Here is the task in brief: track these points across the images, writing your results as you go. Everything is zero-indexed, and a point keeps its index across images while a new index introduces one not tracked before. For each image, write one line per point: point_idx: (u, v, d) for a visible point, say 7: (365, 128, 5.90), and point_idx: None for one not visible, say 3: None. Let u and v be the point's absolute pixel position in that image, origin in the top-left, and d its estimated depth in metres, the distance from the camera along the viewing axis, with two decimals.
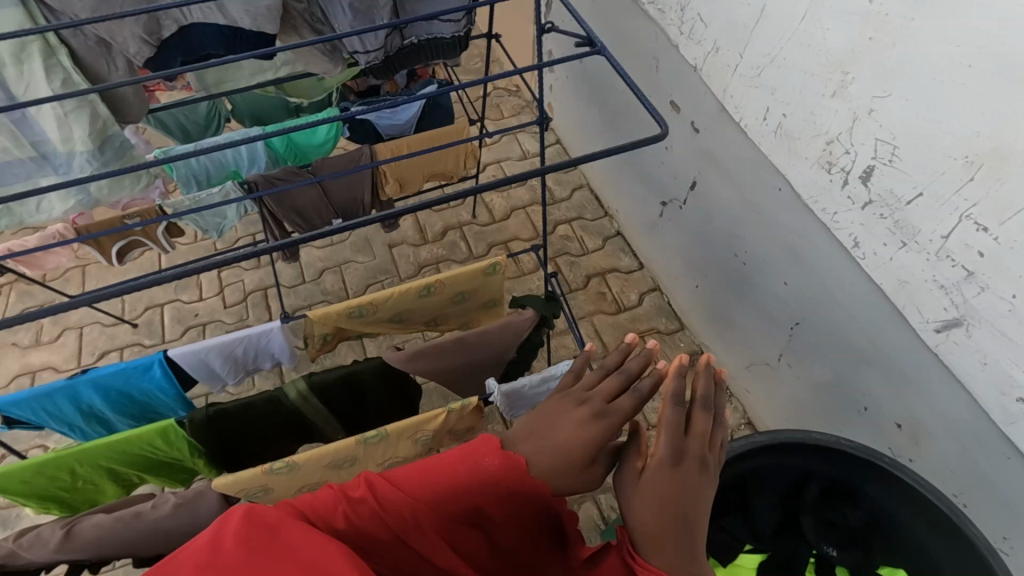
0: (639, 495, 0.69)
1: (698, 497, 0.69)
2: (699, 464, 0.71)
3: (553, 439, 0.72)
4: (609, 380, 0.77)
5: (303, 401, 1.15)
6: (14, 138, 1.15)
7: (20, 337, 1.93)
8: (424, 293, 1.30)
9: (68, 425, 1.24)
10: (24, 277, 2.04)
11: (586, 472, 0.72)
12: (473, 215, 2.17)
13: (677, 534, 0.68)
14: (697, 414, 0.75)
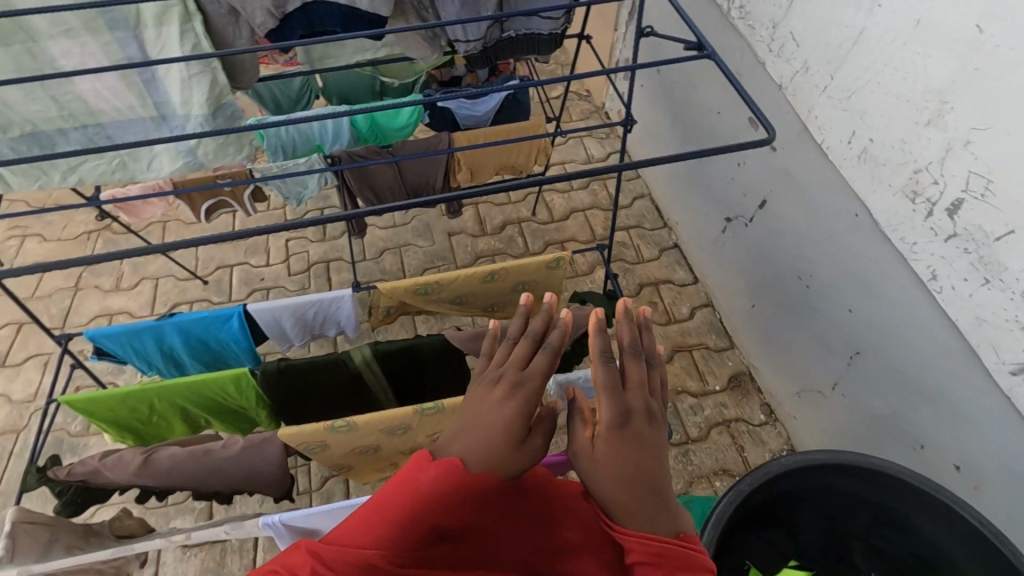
0: (599, 470, 0.56)
1: (660, 453, 0.58)
2: (647, 414, 0.59)
3: (472, 427, 0.56)
4: (522, 345, 0.63)
5: (366, 366, 1.21)
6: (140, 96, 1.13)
7: (102, 281, 2.06)
8: (489, 279, 1.34)
9: (148, 364, 1.33)
10: (112, 226, 2.18)
11: (524, 459, 0.55)
12: (533, 213, 2.21)
13: (652, 502, 0.57)
14: (630, 362, 0.63)
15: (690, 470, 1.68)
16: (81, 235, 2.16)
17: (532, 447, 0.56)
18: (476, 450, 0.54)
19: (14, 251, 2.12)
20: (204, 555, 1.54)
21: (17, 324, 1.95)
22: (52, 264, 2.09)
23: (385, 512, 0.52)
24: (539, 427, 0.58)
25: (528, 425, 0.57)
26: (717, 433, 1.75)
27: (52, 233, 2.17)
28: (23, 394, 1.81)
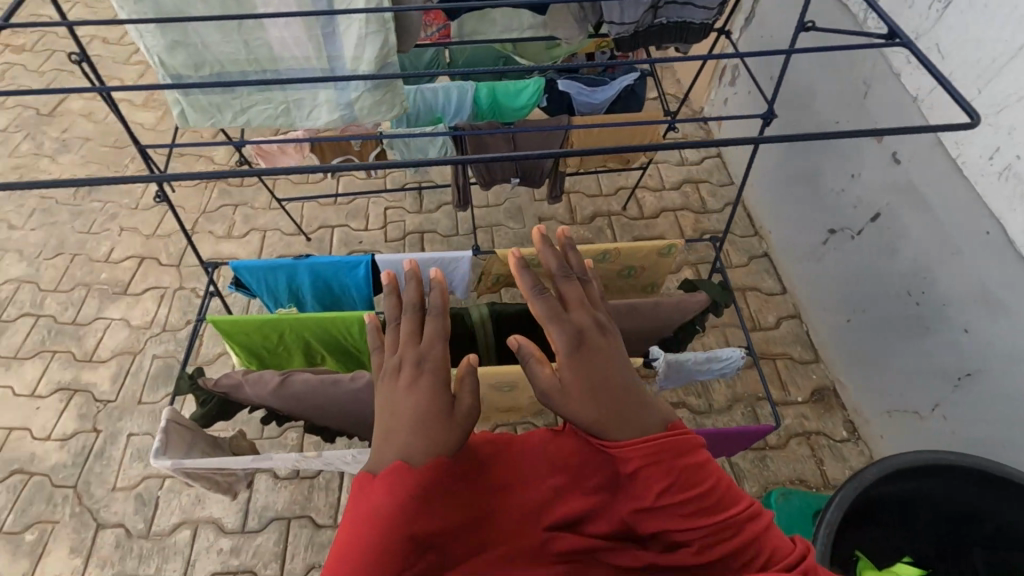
0: (568, 397, 0.65)
1: (616, 357, 0.69)
2: (593, 325, 0.70)
3: (399, 413, 0.64)
4: (408, 322, 0.72)
5: (480, 325, 1.27)
6: (317, 47, 1.13)
7: (216, 228, 2.20)
8: (599, 259, 1.39)
9: (274, 301, 1.44)
10: (227, 178, 2.32)
11: (455, 424, 0.63)
12: (624, 208, 2.23)
13: (630, 409, 0.66)
14: (564, 290, 0.74)
15: (766, 475, 1.67)
16: (200, 184, 2.31)
17: (461, 404, 0.65)
18: (406, 437, 0.62)
19: (140, 191, 2.29)
20: (293, 488, 1.64)
21: (139, 258, 2.11)
22: (173, 206, 2.25)
23: (349, 547, 0.55)
24: (463, 389, 0.67)
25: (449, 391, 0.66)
26: (795, 443, 1.73)
27: (174, 178, 2.33)
28: (141, 321, 1.96)
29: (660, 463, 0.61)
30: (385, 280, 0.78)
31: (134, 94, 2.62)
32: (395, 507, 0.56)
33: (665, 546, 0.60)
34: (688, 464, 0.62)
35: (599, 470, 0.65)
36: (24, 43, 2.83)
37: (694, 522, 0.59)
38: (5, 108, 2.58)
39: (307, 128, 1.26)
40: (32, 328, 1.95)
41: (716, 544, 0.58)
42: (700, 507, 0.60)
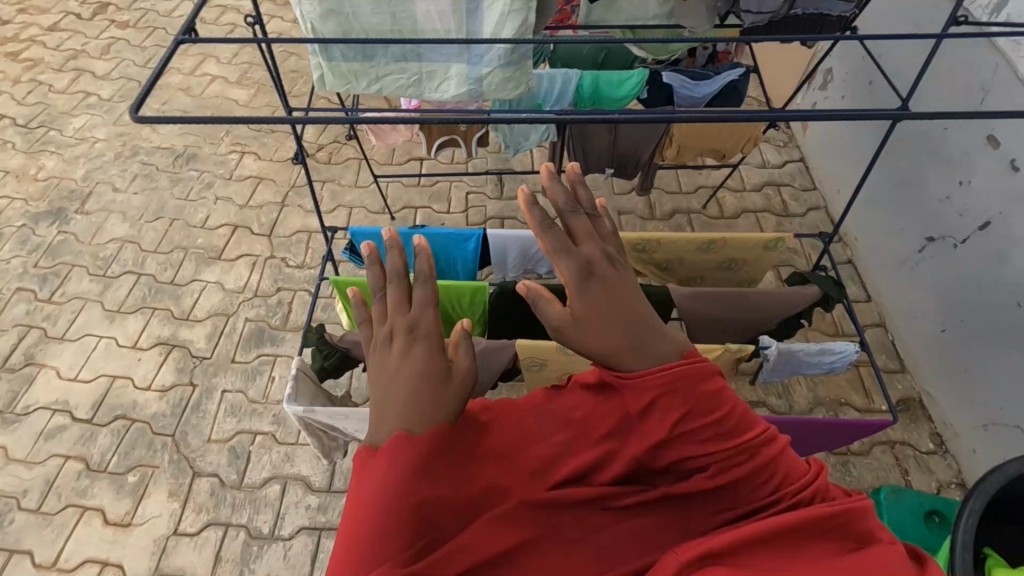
0: (586, 332, 0.68)
1: (628, 290, 0.70)
2: (602, 257, 0.71)
3: (395, 390, 0.62)
4: (395, 292, 0.69)
5: None
6: (458, 21, 1.18)
7: (305, 202, 2.28)
8: (705, 249, 1.41)
9: None
10: (316, 156, 2.41)
11: (454, 388, 0.62)
12: (704, 206, 2.23)
13: (646, 342, 0.69)
14: (572, 225, 0.75)
15: (848, 481, 1.65)
16: (290, 160, 2.40)
17: (462, 368, 0.64)
18: (404, 409, 0.60)
19: (234, 164, 2.39)
20: None
21: (233, 226, 2.20)
22: (265, 179, 2.34)
23: (355, 526, 0.55)
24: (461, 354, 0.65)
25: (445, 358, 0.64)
26: (879, 451, 1.70)
27: (266, 153, 2.42)
28: (235, 285, 2.05)
29: (673, 396, 0.65)
30: (365, 251, 0.72)
31: (230, 72, 2.73)
32: (404, 475, 0.56)
33: (680, 476, 0.63)
34: (703, 393, 0.66)
35: (609, 416, 0.66)
36: (128, 20, 2.98)
37: (708, 448, 0.62)
38: (110, 79, 2.72)
39: (433, 100, 1.31)
40: (134, 285, 2.06)
41: (730, 468, 0.62)
42: (709, 433, 0.63)
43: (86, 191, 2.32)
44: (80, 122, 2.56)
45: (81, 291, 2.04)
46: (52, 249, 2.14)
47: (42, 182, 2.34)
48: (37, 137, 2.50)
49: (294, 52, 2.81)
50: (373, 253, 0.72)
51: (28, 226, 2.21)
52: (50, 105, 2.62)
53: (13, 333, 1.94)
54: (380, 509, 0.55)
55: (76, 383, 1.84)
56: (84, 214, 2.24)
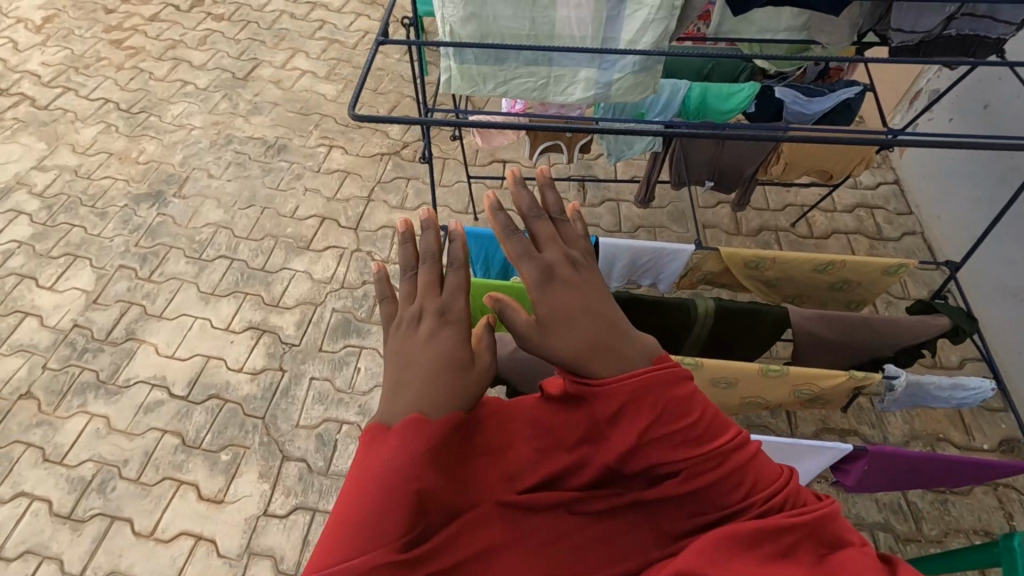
0: (552, 334, 0.72)
1: (596, 291, 0.75)
2: (564, 261, 0.77)
3: (413, 370, 0.67)
4: (426, 274, 0.77)
5: (705, 318, 1.27)
6: (597, 26, 1.19)
7: (390, 198, 2.31)
8: (821, 271, 1.37)
9: (485, 271, 1.49)
10: (401, 153, 2.45)
11: (473, 373, 0.67)
12: (792, 225, 2.18)
13: (614, 345, 0.72)
14: (542, 229, 0.82)
15: (947, 520, 1.57)
16: (376, 155, 2.45)
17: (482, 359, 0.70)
18: (422, 386, 0.66)
19: (323, 157, 2.45)
20: None
21: (321, 218, 2.26)
22: (352, 174, 2.39)
23: (354, 505, 0.59)
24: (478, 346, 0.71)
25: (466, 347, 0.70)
26: (981, 491, 1.62)
27: (353, 148, 2.48)
28: (322, 275, 2.10)
29: (648, 398, 0.68)
30: (404, 225, 0.81)
31: (318, 67, 2.80)
32: (404, 463, 0.60)
33: (650, 480, 0.68)
34: (675, 397, 0.69)
35: (585, 419, 0.70)
36: (223, 13, 3.09)
37: (684, 453, 0.66)
38: (206, 69, 2.83)
39: (557, 103, 1.33)
40: (227, 270, 2.13)
41: (700, 475, 0.66)
42: (686, 441, 0.67)
43: (184, 176, 2.41)
44: (178, 109, 2.66)
45: (178, 272, 2.12)
46: (151, 230, 2.24)
47: (143, 166, 2.45)
48: (138, 122, 2.61)
49: (380, 50, 2.86)
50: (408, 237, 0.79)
51: (130, 206, 2.31)
52: (151, 92, 2.74)
53: (115, 308, 2.03)
54: (376, 497, 0.58)
55: (173, 360, 1.91)
56: (181, 198, 2.34)
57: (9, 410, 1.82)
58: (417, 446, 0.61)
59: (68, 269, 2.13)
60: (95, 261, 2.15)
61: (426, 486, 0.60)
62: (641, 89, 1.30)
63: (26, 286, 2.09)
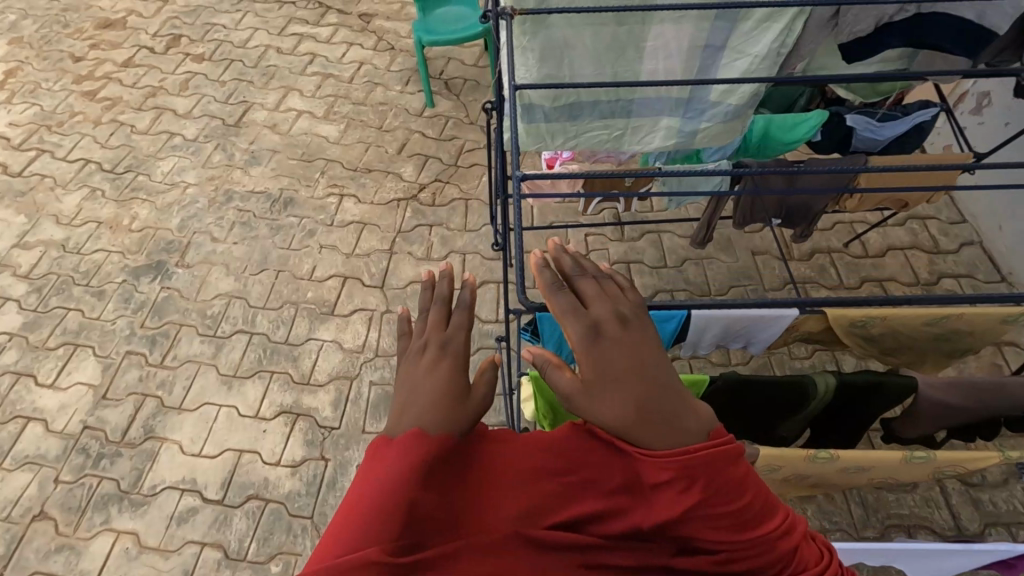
0: (593, 397, 0.62)
1: (644, 348, 0.64)
2: (613, 317, 0.65)
3: (415, 399, 0.60)
4: (435, 309, 0.69)
5: (824, 395, 1.13)
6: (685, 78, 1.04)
7: (415, 249, 2.14)
8: (932, 324, 1.24)
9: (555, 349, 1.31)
10: (419, 197, 2.28)
11: (473, 405, 0.60)
12: (845, 245, 2.06)
13: (659, 409, 0.61)
14: (583, 283, 0.69)
15: None
16: (392, 202, 2.27)
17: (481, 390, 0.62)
18: (421, 410, 0.59)
19: (334, 208, 2.27)
20: None
21: (343, 277, 2.08)
22: (369, 225, 2.21)
23: (357, 502, 0.53)
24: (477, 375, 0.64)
25: (465, 380, 0.62)
26: None
27: (366, 195, 2.30)
28: (354, 344, 1.93)
29: (696, 480, 0.59)
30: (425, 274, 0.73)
31: (315, 106, 2.60)
32: (403, 477, 0.54)
33: (682, 549, 0.58)
34: (726, 479, 0.60)
35: (621, 469, 0.61)
36: (203, 52, 2.87)
37: (727, 535, 0.58)
38: (193, 117, 2.61)
39: (631, 153, 1.18)
40: (247, 347, 1.94)
41: (739, 560, 0.58)
42: (733, 524, 0.58)
43: (185, 241, 2.21)
44: (168, 165, 2.45)
45: (193, 354, 1.93)
46: (157, 307, 2.04)
47: (138, 234, 2.24)
48: (126, 183, 2.40)
49: (379, 82, 2.67)
50: (432, 278, 0.72)
51: (130, 282, 2.11)
52: (135, 147, 2.51)
53: (128, 402, 1.84)
54: (370, 509, 0.52)
55: (201, 459, 1.73)
56: (185, 267, 2.14)
57: (23, 535, 1.62)
58: (424, 459, 0.56)
59: (70, 362, 1.93)
60: (98, 349, 1.95)
61: (424, 501, 0.54)
62: (725, 132, 1.13)
63: (24, 386, 1.88)
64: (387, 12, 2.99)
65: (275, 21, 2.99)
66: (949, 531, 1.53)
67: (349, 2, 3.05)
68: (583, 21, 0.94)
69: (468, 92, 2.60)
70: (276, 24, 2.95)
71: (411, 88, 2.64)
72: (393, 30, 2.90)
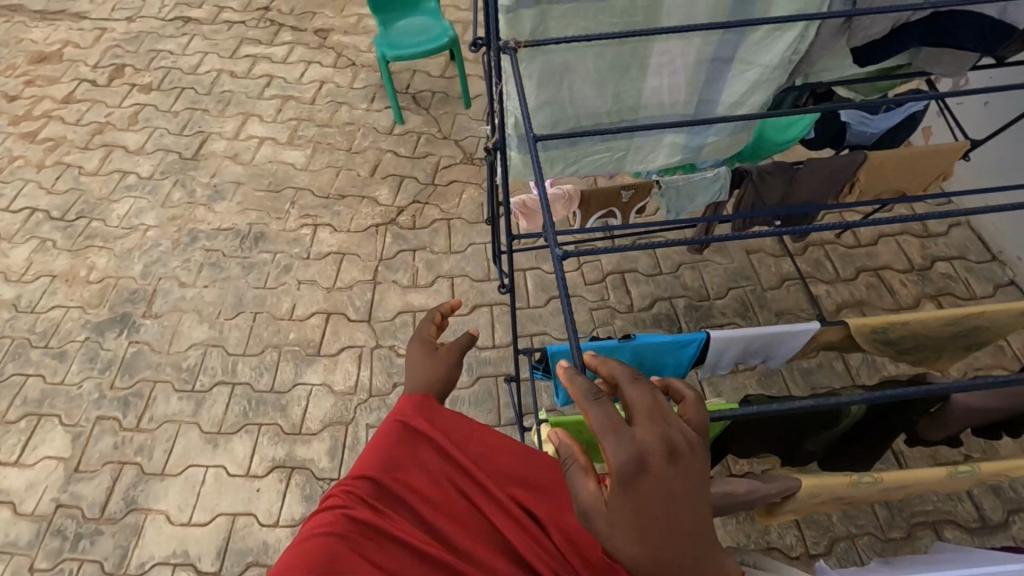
0: (616, 529, 0.57)
1: (685, 490, 0.57)
2: (661, 449, 0.57)
3: (416, 369, 0.96)
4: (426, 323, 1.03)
5: (858, 412, 1.08)
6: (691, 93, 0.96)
7: (400, 277, 2.04)
8: (953, 324, 1.20)
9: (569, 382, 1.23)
10: (398, 221, 2.17)
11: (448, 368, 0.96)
12: (838, 236, 2.03)
13: (681, 559, 0.56)
14: (633, 396, 0.61)
15: None
16: (370, 228, 2.16)
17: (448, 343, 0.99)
18: (421, 377, 0.95)
19: (309, 240, 2.14)
20: None
21: (326, 314, 1.96)
22: (348, 255, 2.10)
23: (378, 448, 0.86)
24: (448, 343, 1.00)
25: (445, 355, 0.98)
26: None
27: (342, 223, 2.18)
28: (345, 386, 1.82)
29: None
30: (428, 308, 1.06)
31: (278, 131, 2.46)
32: (404, 438, 0.87)
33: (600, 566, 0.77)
34: None
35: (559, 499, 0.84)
36: (150, 82, 2.69)
37: None
38: (146, 153, 2.44)
39: (635, 173, 1.11)
40: (230, 399, 1.81)
41: None
42: None
43: (150, 289, 2.06)
44: (124, 208, 2.28)
45: (172, 413, 1.79)
46: (127, 365, 1.89)
47: (97, 285, 2.07)
48: (79, 231, 2.22)
49: (343, 101, 2.54)
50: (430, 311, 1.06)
51: (93, 339, 1.95)
52: (86, 190, 2.34)
53: (104, 473, 1.69)
54: (383, 449, 0.85)
55: (191, 528, 1.60)
56: (153, 317, 1.99)
57: None
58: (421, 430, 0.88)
59: (34, 435, 1.77)
60: (66, 417, 1.80)
61: (416, 459, 0.85)
62: (729, 141, 1.06)
63: None
64: (344, 26, 2.86)
65: (225, 43, 2.82)
66: (974, 522, 1.51)
67: (303, 17, 2.91)
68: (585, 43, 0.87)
69: (438, 105, 2.50)
70: (227, 46, 2.79)
71: (378, 105, 2.53)
72: (353, 45, 2.77)
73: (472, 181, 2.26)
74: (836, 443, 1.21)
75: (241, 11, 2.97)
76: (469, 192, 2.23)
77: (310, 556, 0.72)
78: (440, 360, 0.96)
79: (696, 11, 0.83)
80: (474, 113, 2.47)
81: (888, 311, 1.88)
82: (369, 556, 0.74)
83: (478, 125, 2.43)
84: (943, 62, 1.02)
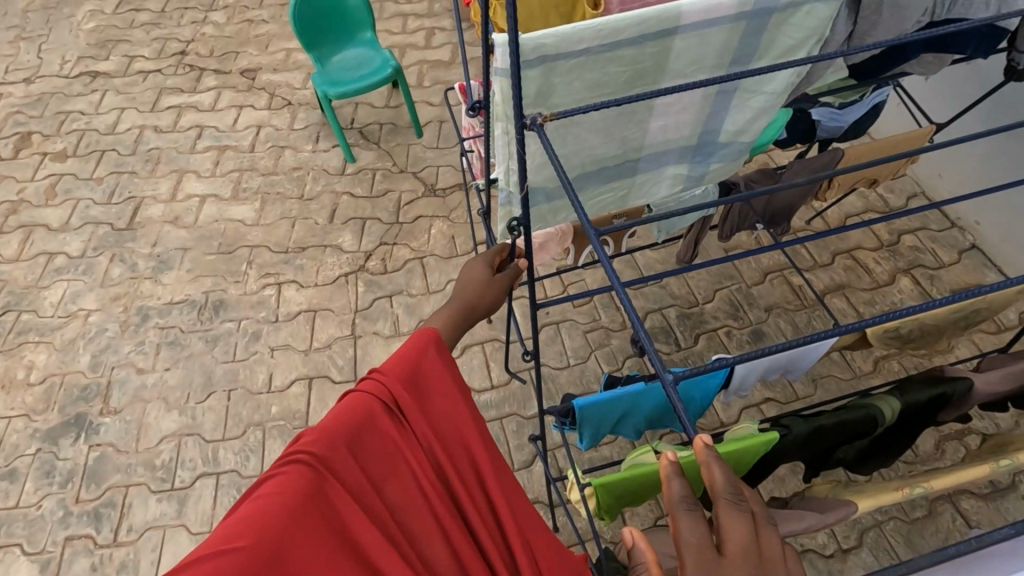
0: None
1: None
2: None
3: (465, 283, 0.94)
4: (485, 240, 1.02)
5: (892, 419, 1.07)
6: (695, 125, 0.91)
7: (380, 327, 1.92)
8: (958, 312, 1.22)
9: (593, 431, 1.16)
10: (368, 267, 2.05)
11: (490, 295, 0.94)
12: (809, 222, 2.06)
13: None
14: (733, 527, 0.60)
15: None
16: (339, 279, 2.03)
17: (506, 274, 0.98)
18: (462, 298, 0.92)
19: (275, 301, 2.00)
20: None
21: (308, 379, 1.83)
22: (320, 311, 1.96)
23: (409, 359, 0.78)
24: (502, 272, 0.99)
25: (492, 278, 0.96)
26: None
27: (307, 278, 2.04)
28: None
29: None
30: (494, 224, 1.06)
31: (220, 186, 2.29)
32: (430, 362, 0.79)
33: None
34: None
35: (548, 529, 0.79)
36: (64, 147, 2.44)
37: None
38: (72, 228, 2.21)
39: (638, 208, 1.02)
40: (217, 492, 1.66)
41: None
42: None
43: (104, 382, 1.86)
44: (57, 293, 2.06)
45: (153, 519, 1.62)
46: (91, 473, 1.70)
47: (41, 387, 1.86)
48: (8, 327, 1.99)
49: (286, 145, 2.39)
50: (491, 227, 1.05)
51: (47, 449, 1.74)
52: (8, 280, 2.09)
53: None
54: (412, 364, 0.78)
55: None
56: (112, 414, 1.80)
57: None
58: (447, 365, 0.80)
59: None
60: (28, 544, 1.59)
61: (438, 394, 0.78)
62: (734, 159, 0.98)
63: None
64: (272, 64, 2.69)
65: (143, 96, 2.60)
66: (987, 489, 1.55)
67: (225, 58, 2.72)
68: (592, 97, 0.80)
69: (389, 138, 2.39)
70: (146, 99, 2.58)
71: (324, 144, 2.39)
72: (285, 83, 2.61)
73: (439, 214, 2.17)
74: (866, 452, 1.18)
75: (155, 58, 2.74)
76: (437, 226, 2.14)
77: (334, 431, 0.70)
78: (495, 291, 0.95)
79: (706, 52, 0.79)
80: (427, 141, 2.37)
81: (868, 290, 1.92)
82: (373, 463, 0.71)
83: (434, 153, 2.34)
84: (926, 65, 0.98)
